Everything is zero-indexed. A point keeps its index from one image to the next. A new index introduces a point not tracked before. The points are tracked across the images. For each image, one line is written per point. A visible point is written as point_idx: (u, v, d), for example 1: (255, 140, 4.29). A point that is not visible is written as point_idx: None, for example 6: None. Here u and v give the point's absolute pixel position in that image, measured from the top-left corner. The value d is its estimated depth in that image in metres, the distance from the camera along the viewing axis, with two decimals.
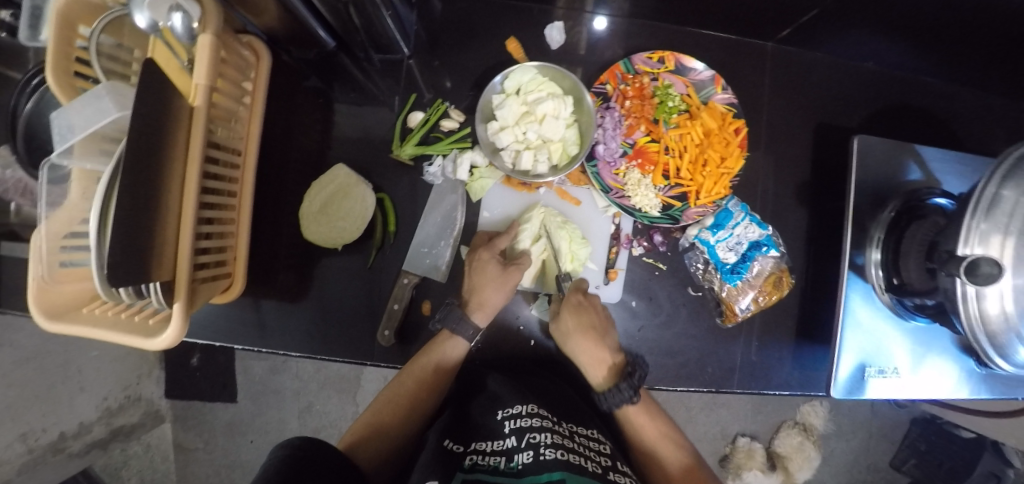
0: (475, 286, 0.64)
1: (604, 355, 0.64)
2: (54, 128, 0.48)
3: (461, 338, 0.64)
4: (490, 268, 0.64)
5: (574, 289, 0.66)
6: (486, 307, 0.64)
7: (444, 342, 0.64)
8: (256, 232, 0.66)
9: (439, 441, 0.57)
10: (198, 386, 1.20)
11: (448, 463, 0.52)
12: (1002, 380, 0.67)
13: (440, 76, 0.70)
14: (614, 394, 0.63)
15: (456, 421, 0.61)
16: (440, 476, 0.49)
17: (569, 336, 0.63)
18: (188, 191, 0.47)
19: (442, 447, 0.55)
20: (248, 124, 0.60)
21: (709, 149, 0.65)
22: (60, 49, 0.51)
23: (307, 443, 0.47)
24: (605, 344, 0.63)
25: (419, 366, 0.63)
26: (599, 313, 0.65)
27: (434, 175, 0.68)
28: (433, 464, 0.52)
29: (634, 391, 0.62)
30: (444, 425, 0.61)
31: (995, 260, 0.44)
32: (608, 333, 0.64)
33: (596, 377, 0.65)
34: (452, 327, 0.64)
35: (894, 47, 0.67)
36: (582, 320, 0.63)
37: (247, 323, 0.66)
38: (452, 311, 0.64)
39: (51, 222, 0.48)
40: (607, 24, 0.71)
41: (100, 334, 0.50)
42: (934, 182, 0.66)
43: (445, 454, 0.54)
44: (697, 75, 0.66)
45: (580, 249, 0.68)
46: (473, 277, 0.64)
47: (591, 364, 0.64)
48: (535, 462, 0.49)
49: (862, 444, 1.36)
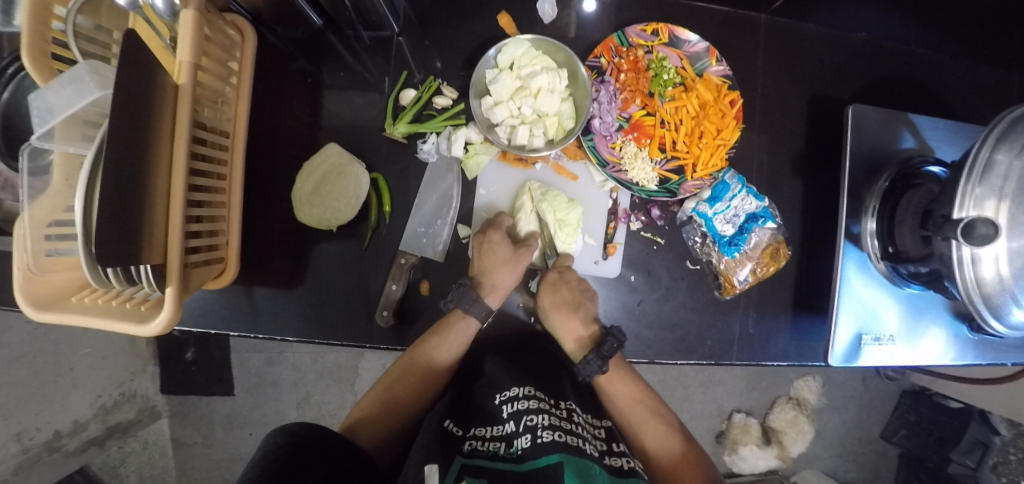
0: (486, 268, 0.64)
1: (581, 330, 0.67)
2: (34, 110, 0.47)
3: (474, 319, 0.65)
4: (501, 248, 0.65)
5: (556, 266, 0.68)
6: (496, 287, 0.66)
7: (457, 321, 0.64)
8: (248, 218, 0.65)
9: (440, 423, 0.54)
10: (193, 381, 1.19)
11: (446, 446, 0.48)
12: (992, 345, 0.68)
13: (431, 55, 0.69)
14: (585, 365, 0.65)
15: (456, 401, 0.60)
16: (439, 459, 0.45)
17: (547, 312, 0.66)
18: (176, 173, 0.46)
19: (443, 429, 0.52)
20: (236, 105, 0.59)
21: (705, 120, 0.65)
22: (36, 30, 0.49)
23: (305, 430, 0.46)
24: (579, 317, 0.66)
25: (432, 343, 0.64)
26: (575, 288, 0.66)
27: (428, 152, 0.67)
28: (431, 445, 0.48)
29: (602, 363, 0.64)
30: (444, 408, 0.58)
31: (991, 221, 0.45)
32: (585, 305, 0.66)
33: (571, 346, 0.68)
34: (466, 308, 0.64)
35: (888, 15, 0.67)
36: (558, 296, 0.66)
37: (241, 310, 0.65)
38: (465, 293, 0.64)
39: (34, 209, 0.47)
40: (594, 6, 0.69)
41: (91, 322, 0.49)
42: (927, 150, 0.66)
43: (444, 438, 0.50)
44: (692, 47, 0.65)
45: (569, 213, 0.67)
46: (484, 258, 0.65)
47: (566, 334, 0.67)
48: (534, 445, 0.47)
49: (854, 416, 1.39)
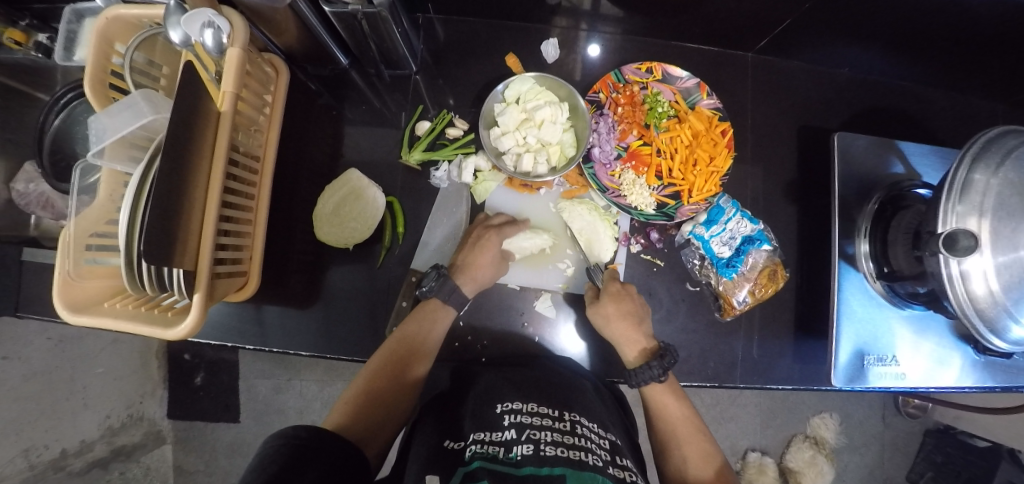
0: (470, 259, 0.68)
1: (641, 337, 0.65)
2: (91, 130, 0.51)
3: (452, 308, 0.66)
4: (492, 250, 0.69)
5: (610, 279, 0.69)
6: (478, 281, 0.68)
7: (435, 310, 0.66)
8: (271, 238, 0.69)
9: (439, 441, 0.51)
10: (200, 406, 1.19)
11: (446, 461, 0.47)
12: (1002, 368, 0.68)
13: (445, 93, 0.75)
14: (643, 370, 0.62)
15: (445, 420, 0.56)
16: (441, 471, 0.45)
17: (609, 320, 0.65)
18: (212, 189, 0.51)
19: (443, 446, 0.50)
20: (267, 132, 0.65)
21: (698, 148, 0.69)
22: (98, 64, 0.56)
23: (302, 432, 0.45)
24: (643, 329, 0.65)
25: (411, 332, 0.63)
26: (636, 301, 0.67)
27: (440, 179, 0.72)
28: (431, 462, 0.47)
29: (663, 371, 0.62)
30: (433, 430, 0.55)
31: (971, 233, 0.47)
32: (644, 320, 0.66)
33: (629, 355, 0.66)
34: (445, 297, 0.66)
35: (865, 54, 0.73)
36: (622, 306, 0.65)
37: (259, 325, 0.68)
38: (446, 282, 0.66)
39: (80, 220, 0.52)
40: (598, 52, 0.77)
41: (121, 326, 0.52)
42: (915, 175, 0.70)
43: (443, 453, 0.49)
44: (683, 83, 0.71)
45: (594, 234, 0.71)
46: (472, 252, 0.68)
47: (625, 344, 0.65)
48: (536, 455, 0.45)
49: (876, 457, 1.33)
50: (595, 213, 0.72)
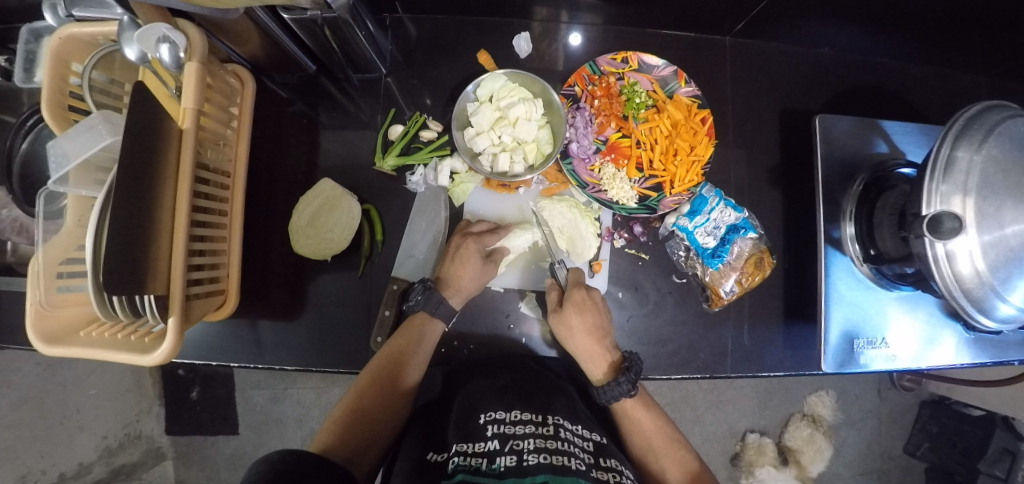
0: (454, 269, 0.67)
1: (605, 351, 0.66)
2: (50, 156, 0.50)
3: (440, 320, 0.66)
4: (472, 259, 0.67)
5: (575, 285, 0.68)
6: (465, 292, 0.67)
7: (422, 324, 0.66)
8: (249, 254, 0.68)
9: (423, 453, 0.51)
10: (198, 420, 1.19)
11: (429, 474, 0.47)
12: (992, 343, 0.67)
13: (420, 93, 0.74)
14: (612, 387, 0.63)
15: (429, 431, 0.57)
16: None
17: (572, 333, 0.65)
18: (179, 211, 0.49)
19: (426, 459, 0.50)
20: (236, 146, 0.63)
21: (678, 138, 0.68)
22: (54, 86, 0.54)
23: (288, 457, 0.45)
24: (605, 343, 0.66)
25: (399, 346, 0.63)
26: (601, 311, 0.66)
27: (416, 183, 0.71)
28: (413, 476, 0.47)
29: (632, 386, 0.62)
30: (418, 442, 0.54)
31: (956, 215, 0.46)
32: (608, 330, 0.66)
33: (596, 372, 0.67)
34: (431, 310, 0.65)
35: (844, 32, 0.71)
36: (587, 319, 0.65)
37: (242, 342, 0.67)
38: (431, 295, 0.66)
39: (48, 249, 0.51)
40: (582, 38, 0.75)
41: (98, 355, 0.51)
42: (898, 154, 0.69)
43: (426, 466, 0.48)
44: (660, 71, 0.69)
45: (573, 230, 0.70)
46: (455, 264, 0.67)
47: (589, 360, 0.66)
48: (518, 466, 0.45)
49: (874, 431, 1.34)
50: (576, 210, 0.70)
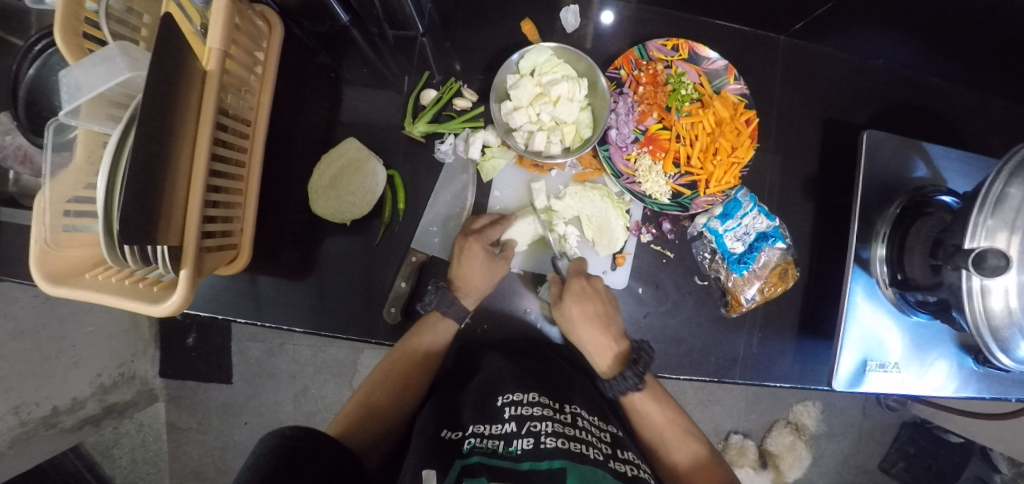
0: (463, 272, 0.64)
1: (611, 342, 0.63)
2: (62, 86, 0.47)
3: (452, 320, 0.64)
4: (480, 258, 0.64)
5: (575, 274, 0.66)
6: (477, 291, 0.65)
7: (435, 323, 0.64)
8: (263, 208, 0.65)
9: (437, 430, 0.50)
10: (192, 366, 1.19)
11: (446, 451, 0.46)
12: (998, 379, 0.68)
13: (452, 57, 0.70)
14: (618, 382, 0.62)
15: (445, 409, 0.56)
16: (438, 464, 0.43)
17: (573, 324, 0.63)
18: (198, 159, 0.47)
19: (441, 436, 0.49)
20: (259, 94, 0.60)
21: (721, 138, 0.66)
22: (69, 10, 0.50)
23: (299, 433, 0.44)
24: (610, 333, 0.64)
25: (412, 348, 0.62)
26: (603, 299, 0.64)
27: (445, 152, 0.68)
28: (428, 450, 0.46)
29: (638, 379, 0.61)
30: (434, 418, 0.54)
31: (1001, 252, 0.44)
32: (614, 318, 0.65)
33: (601, 365, 0.65)
34: (443, 310, 0.63)
35: (902, 46, 0.68)
36: (586, 307, 0.63)
37: (247, 297, 0.65)
38: (442, 295, 0.64)
39: (55, 184, 0.48)
40: (613, 18, 0.70)
41: (105, 300, 0.49)
42: (939, 180, 0.67)
43: (442, 444, 0.47)
44: (711, 65, 0.66)
45: (598, 218, 0.68)
46: (462, 265, 0.64)
47: (595, 352, 0.64)
48: (535, 449, 0.44)
49: (852, 445, 1.37)
50: (608, 200, 0.68)
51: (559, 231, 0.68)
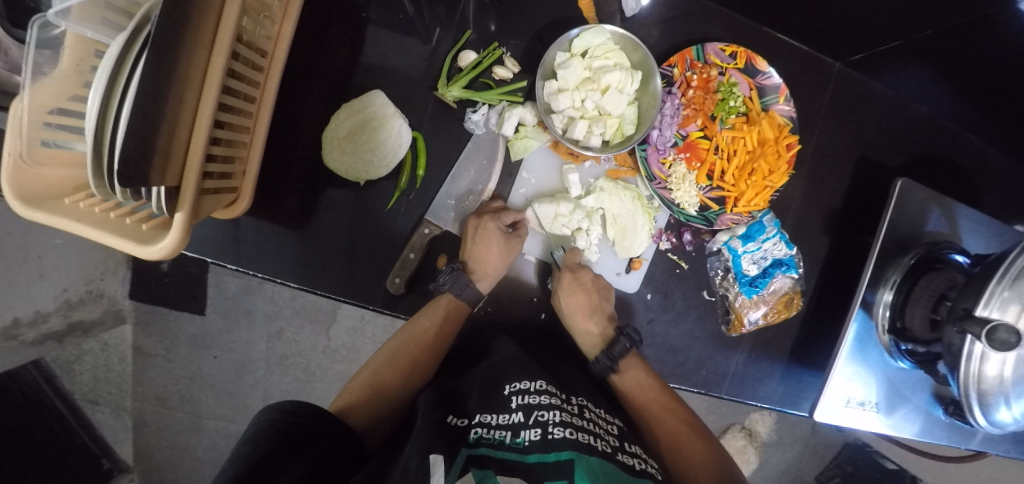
0: (478, 255, 0.62)
1: (591, 327, 0.64)
2: None
3: (464, 303, 0.63)
4: (492, 239, 0.62)
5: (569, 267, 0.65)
6: (492, 274, 0.63)
7: (446, 305, 0.62)
8: (269, 150, 0.60)
9: (442, 416, 0.48)
10: (164, 293, 1.14)
11: (453, 435, 0.45)
12: (960, 430, 0.71)
13: (495, 21, 0.64)
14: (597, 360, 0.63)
15: (444, 394, 0.54)
16: (445, 449, 0.41)
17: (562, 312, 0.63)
18: (208, 89, 0.41)
19: (446, 422, 0.47)
20: (281, 22, 0.53)
21: (761, 159, 0.63)
22: None
23: (300, 410, 0.44)
24: (597, 320, 0.64)
25: (421, 328, 0.61)
26: (592, 290, 0.64)
27: (476, 123, 0.64)
28: (434, 434, 0.44)
29: (611, 361, 0.62)
30: (432, 400, 0.52)
31: (1012, 327, 0.44)
32: (600, 305, 0.64)
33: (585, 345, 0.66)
34: (457, 292, 0.62)
35: (952, 97, 0.66)
36: (576, 298, 0.63)
37: (242, 242, 0.61)
38: (458, 277, 0.61)
39: (36, 91, 0.42)
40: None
41: (86, 232, 0.43)
42: (956, 237, 0.67)
43: (447, 428, 0.46)
44: (765, 79, 0.63)
45: (624, 219, 0.65)
46: (478, 246, 0.61)
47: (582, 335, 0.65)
48: (543, 440, 0.43)
49: (796, 456, 1.45)
50: (637, 202, 0.66)
51: (583, 227, 0.66)
